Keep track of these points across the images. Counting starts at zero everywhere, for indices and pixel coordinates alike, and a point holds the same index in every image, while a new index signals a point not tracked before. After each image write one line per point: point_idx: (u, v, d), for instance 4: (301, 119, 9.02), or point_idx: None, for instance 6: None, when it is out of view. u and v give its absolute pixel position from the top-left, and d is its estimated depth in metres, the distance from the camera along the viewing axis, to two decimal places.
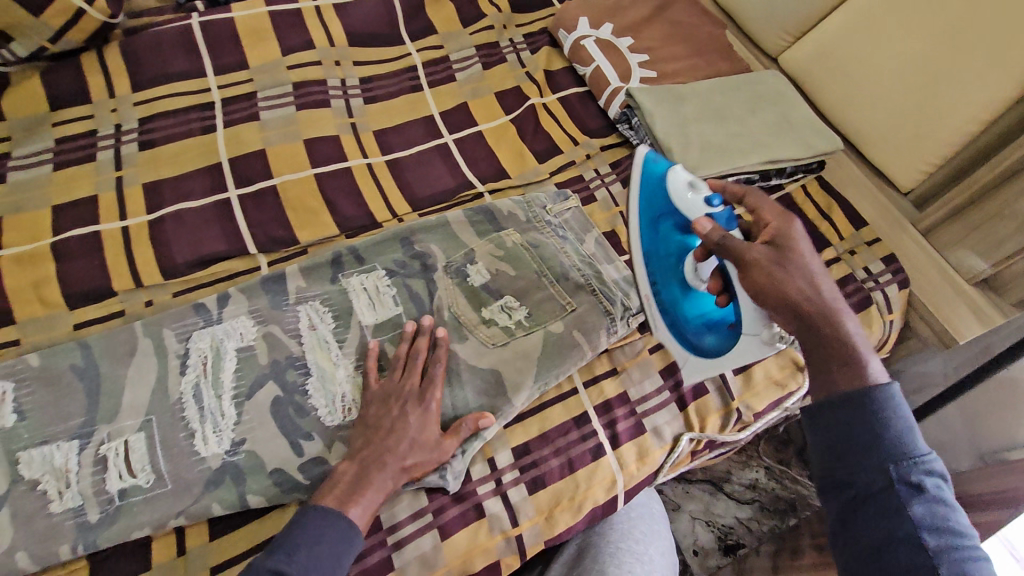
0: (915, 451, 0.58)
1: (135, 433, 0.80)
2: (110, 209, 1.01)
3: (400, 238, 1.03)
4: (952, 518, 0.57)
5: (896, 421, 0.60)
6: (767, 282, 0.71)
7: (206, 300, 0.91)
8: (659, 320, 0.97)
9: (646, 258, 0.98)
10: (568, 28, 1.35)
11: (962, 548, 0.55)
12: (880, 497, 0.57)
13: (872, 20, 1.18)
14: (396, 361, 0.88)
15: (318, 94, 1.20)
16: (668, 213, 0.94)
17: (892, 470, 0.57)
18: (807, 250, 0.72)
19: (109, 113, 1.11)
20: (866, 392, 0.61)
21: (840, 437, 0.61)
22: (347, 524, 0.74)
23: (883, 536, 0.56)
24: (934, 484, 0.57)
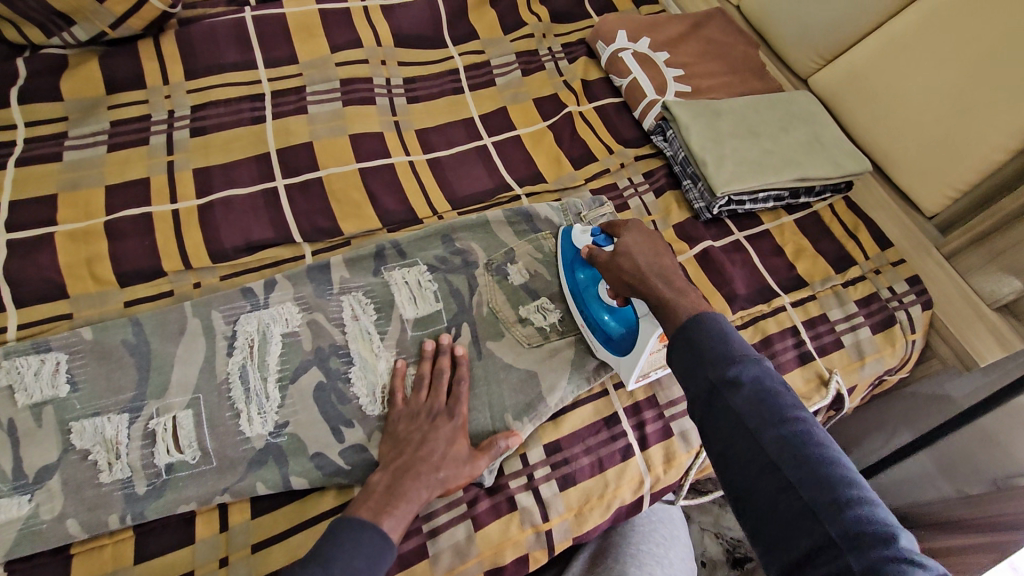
0: (730, 352, 0.63)
1: (183, 410, 0.82)
2: (161, 192, 1.04)
3: (441, 234, 1.05)
4: (781, 400, 0.60)
5: (709, 335, 0.65)
6: (612, 273, 0.86)
7: (254, 285, 0.94)
8: (594, 339, 0.95)
9: (571, 294, 0.99)
10: (606, 40, 1.39)
11: (791, 424, 0.58)
12: (710, 401, 0.62)
13: (901, 48, 1.22)
14: (420, 381, 0.88)
15: (365, 92, 1.23)
16: (574, 253, 0.99)
17: (713, 376, 0.62)
18: (632, 239, 0.85)
19: (163, 99, 1.14)
20: (687, 323, 0.68)
21: (680, 361, 0.67)
22: (381, 535, 0.70)
23: (724, 433, 0.60)
24: (755, 374, 0.61)
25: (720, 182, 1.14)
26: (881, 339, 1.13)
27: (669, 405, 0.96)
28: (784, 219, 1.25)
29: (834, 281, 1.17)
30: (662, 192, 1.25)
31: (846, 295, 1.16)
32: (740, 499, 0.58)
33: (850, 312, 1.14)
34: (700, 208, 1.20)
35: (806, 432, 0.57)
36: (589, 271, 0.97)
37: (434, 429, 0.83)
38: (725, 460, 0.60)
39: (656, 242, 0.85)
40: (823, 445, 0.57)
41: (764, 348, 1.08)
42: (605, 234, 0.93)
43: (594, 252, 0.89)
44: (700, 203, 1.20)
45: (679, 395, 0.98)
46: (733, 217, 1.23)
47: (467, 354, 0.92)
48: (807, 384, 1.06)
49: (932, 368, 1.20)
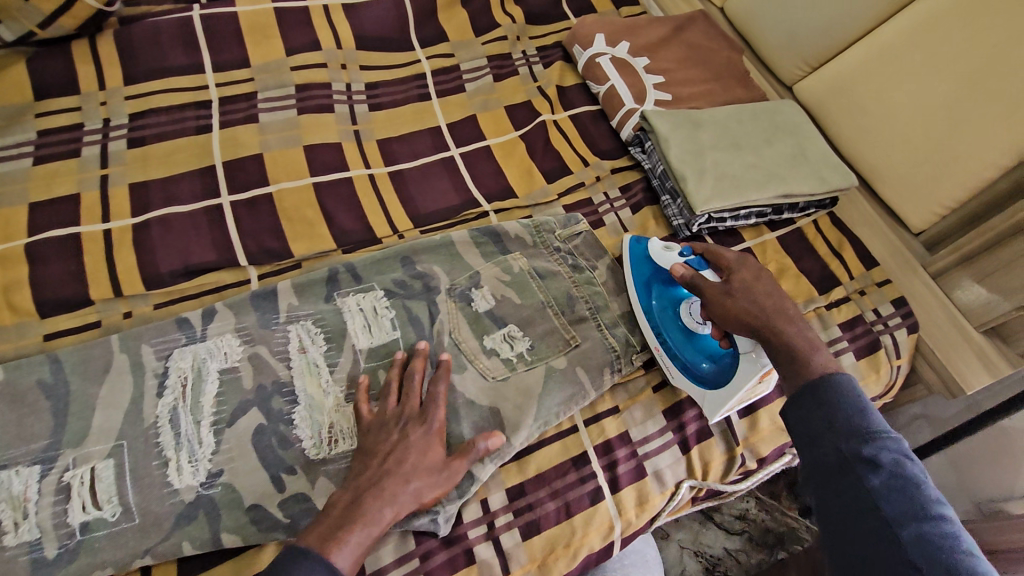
0: (869, 429, 0.62)
1: (103, 460, 0.74)
2: (91, 210, 0.96)
3: (401, 257, 0.98)
4: (922, 491, 0.58)
5: (845, 405, 0.65)
6: (728, 311, 0.84)
7: (190, 315, 0.86)
8: (671, 366, 0.93)
9: (643, 314, 0.97)
10: (583, 44, 1.31)
11: (932, 519, 0.56)
12: (841, 472, 0.61)
13: (892, 57, 1.16)
14: (389, 388, 0.82)
15: (322, 98, 1.15)
16: (652, 271, 0.98)
17: (848, 448, 0.62)
18: (749, 276, 0.86)
19: (97, 106, 1.05)
20: (820, 384, 0.68)
21: (808, 426, 0.66)
22: (326, 567, 0.63)
23: (852, 508, 0.59)
24: (897, 458, 0.60)
25: (699, 200, 1.08)
26: (865, 365, 1.08)
27: (643, 442, 0.90)
28: (766, 236, 1.19)
29: (818, 303, 1.11)
30: (639, 208, 1.18)
31: (830, 318, 1.10)
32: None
33: (834, 337, 1.08)
34: (678, 225, 1.14)
35: (949, 530, 0.55)
36: (665, 293, 0.96)
37: (403, 439, 0.76)
38: (848, 538, 0.58)
39: (771, 279, 0.86)
40: (965, 545, 0.54)
41: None
42: (699, 258, 0.94)
43: (694, 278, 0.88)
44: (679, 220, 1.14)
45: (653, 431, 0.91)
46: (714, 234, 1.17)
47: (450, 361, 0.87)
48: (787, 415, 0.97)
49: (917, 394, 1.16)
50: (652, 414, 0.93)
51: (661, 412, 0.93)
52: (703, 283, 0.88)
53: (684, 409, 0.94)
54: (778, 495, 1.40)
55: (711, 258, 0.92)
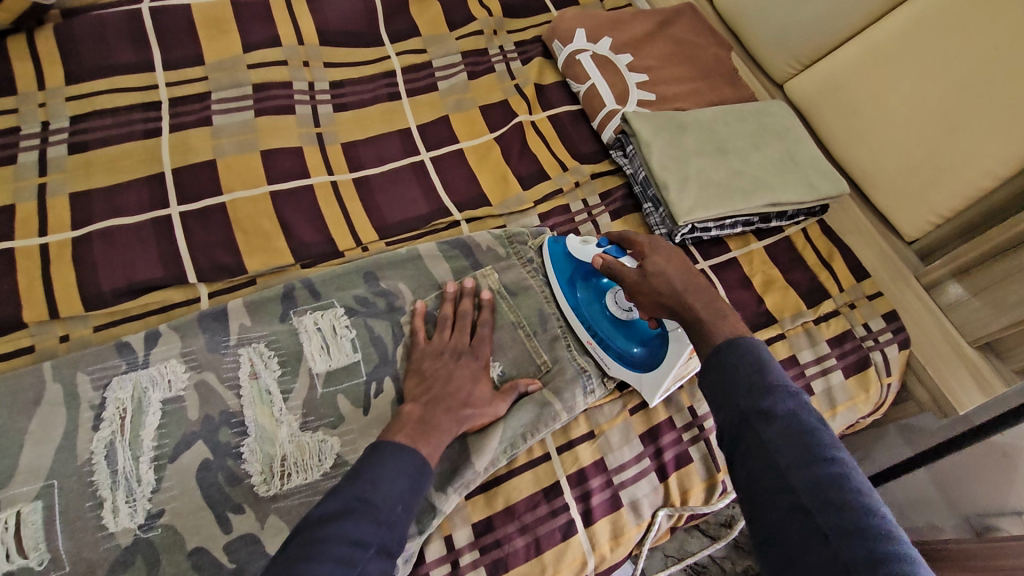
0: (765, 380, 0.56)
1: (31, 502, 0.68)
2: (28, 223, 0.89)
3: (363, 271, 0.92)
4: (816, 437, 0.52)
5: (743, 358, 0.58)
6: (645, 296, 0.77)
7: (131, 339, 0.80)
8: (606, 356, 0.90)
9: (569, 309, 0.94)
10: (563, 40, 1.24)
11: (826, 466, 0.50)
12: (738, 432, 0.54)
13: (887, 56, 1.10)
14: (444, 321, 0.87)
15: (281, 99, 1.08)
16: (573, 267, 0.95)
17: (744, 404, 0.55)
18: (661, 259, 0.78)
19: (36, 108, 0.98)
20: (725, 343, 0.61)
21: (710, 386, 0.59)
22: (422, 461, 0.68)
23: (749, 466, 0.52)
24: (791, 407, 0.53)
25: (682, 210, 1.03)
26: (854, 384, 1.03)
27: (618, 470, 0.86)
28: (752, 246, 1.14)
29: (805, 317, 1.06)
30: (620, 215, 1.12)
31: (817, 333, 1.06)
32: (762, 544, 0.50)
33: (821, 353, 1.04)
34: (661, 235, 1.09)
35: (843, 474, 0.49)
36: (589, 287, 0.94)
37: (460, 366, 0.82)
38: (750, 498, 0.52)
39: (686, 258, 0.78)
40: (861, 489, 0.48)
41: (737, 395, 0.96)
42: (616, 245, 0.88)
43: (610, 265, 0.82)
44: (662, 229, 1.08)
45: (629, 458, 0.87)
46: (698, 244, 1.12)
47: (493, 301, 0.92)
48: None
49: (908, 410, 1.12)
50: (629, 439, 0.88)
51: (638, 437, 0.89)
52: (619, 268, 0.81)
53: (662, 434, 0.89)
54: None
55: (628, 241, 0.86)
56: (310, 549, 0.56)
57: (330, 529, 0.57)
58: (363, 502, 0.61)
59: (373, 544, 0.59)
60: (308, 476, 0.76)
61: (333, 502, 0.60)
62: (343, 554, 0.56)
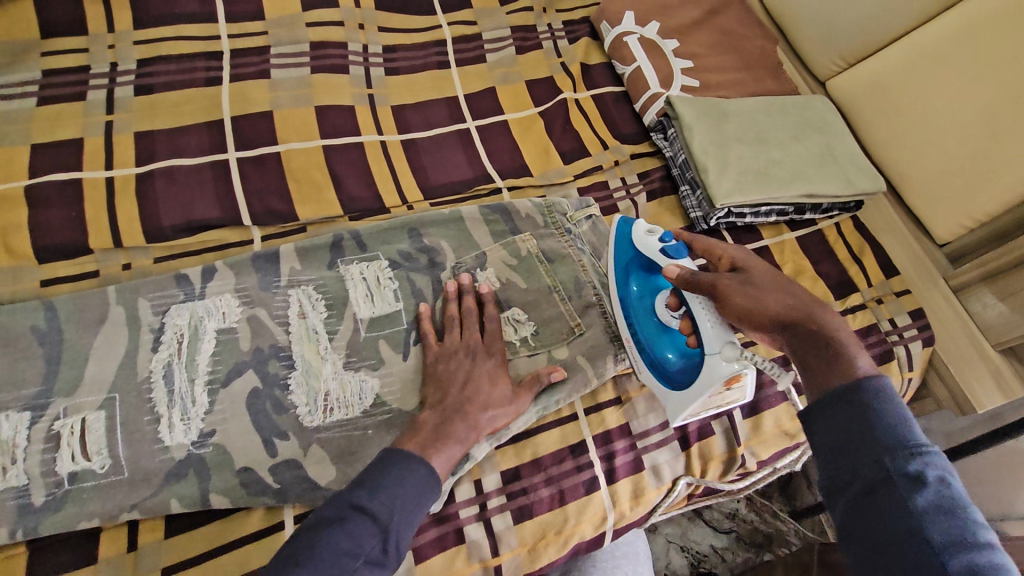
0: (912, 442, 0.53)
1: (95, 411, 0.73)
2: (95, 156, 0.93)
3: (408, 228, 0.95)
4: (966, 513, 0.50)
5: (882, 412, 0.55)
6: (749, 304, 0.69)
7: (190, 272, 0.83)
8: (639, 359, 0.87)
9: (620, 301, 0.90)
10: (612, 22, 1.26)
11: (980, 549, 0.48)
12: (880, 489, 0.52)
13: (935, 58, 1.11)
14: (451, 322, 0.86)
15: (336, 58, 1.11)
16: (631, 256, 0.89)
17: (890, 463, 0.52)
18: (766, 272, 0.73)
19: (105, 49, 1.01)
20: (856, 382, 0.58)
21: (837, 434, 0.56)
22: (426, 470, 0.70)
23: (888, 530, 0.50)
24: (942, 478, 0.51)
25: (721, 194, 1.05)
26: None
27: (642, 435, 0.89)
28: (785, 235, 1.16)
29: (832, 309, 1.09)
30: (656, 196, 1.15)
31: None
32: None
33: None
34: (696, 218, 1.11)
35: (996, 559, 0.47)
36: (644, 282, 0.88)
37: (477, 367, 0.82)
38: (879, 563, 0.49)
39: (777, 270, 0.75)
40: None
41: None
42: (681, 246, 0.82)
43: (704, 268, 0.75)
44: (697, 212, 1.11)
45: (653, 425, 0.90)
46: (731, 229, 1.14)
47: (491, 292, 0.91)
48: (791, 420, 0.95)
49: (925, 407, 1.14)
50: (653, 407, 0.91)
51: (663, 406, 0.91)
52: (708, 275, 0.73)
53: None
54: (770, 497, 1.34)
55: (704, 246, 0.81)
56: (303, 555, 0.60)
57: (323, 537, 0.61)
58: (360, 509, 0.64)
59: (364, 555, 0.62)
60: (349, 412, 0.80)
61: (328, 509, 0.64)
62: (336, 561, 0.60)
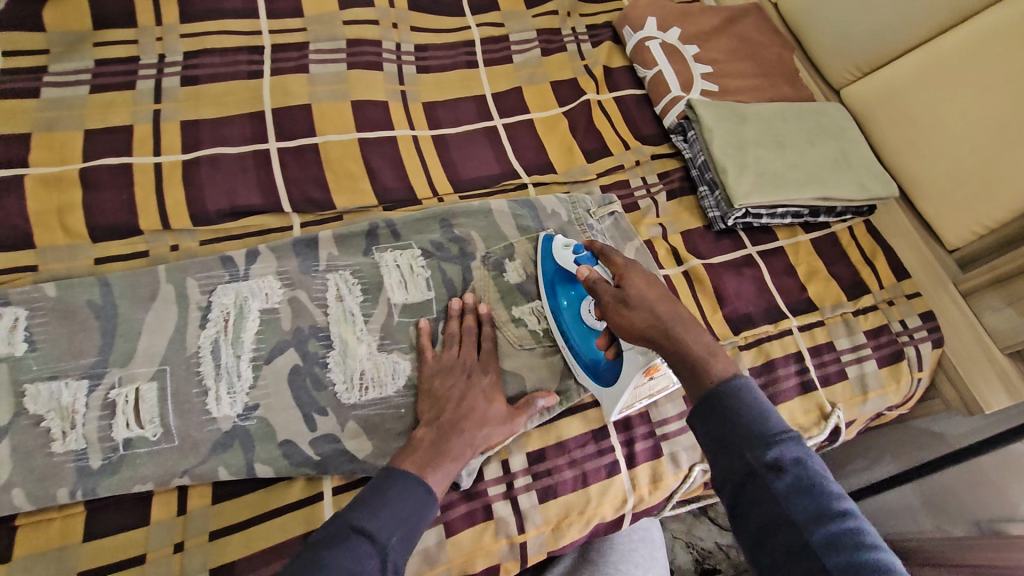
0: (768, 430, 0.56)
1: (147, 382, 0.77)
2: (144, 143, 0.97)
3: (440, 219, 0.99)
4: (826, 490, 0.52)
5: (741, 408, 0.58)
6: (621, 318, 0.75)
7: (234, 254, 0.87)
8: (575, 365, 0.91)
9: (552, 316, 0.94)
10: (634, 27, 1.30)
11: (839, 521, 0.50)
12: (748, 484, 0.54)
13: (949, 69, 1.14)
14: (449, 338, 0.88)
15: (371, 55, 1.15)
16: (553, 270, 0.94)
17: (751, 457, 0.54)
18: (642, 283, 0.76)
19: (154, 42, 1.05)
20: (719, 384, 0.61)
21: (710, 434, 0.58)
22: (425, 491, 0.69)
23: (763, 523, 0.52)
24: (797, 461, 0.53)
25: (740, 194, 1.09)
26: (886, 374, 1.09)
27: (661, 422, 0.93)
28: (800, 237, 1.20)
29: (845, 309, 1.12)
30: (675, 196, 1.19)
31: (856, 324, 1.12)
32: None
33: (858, 343, 1.10)
34: (714, 218, 1.15)
35: (856, 529, 0.49)
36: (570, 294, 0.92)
37: (473, 385, 0.83)
38: (760, 552, 0.52)
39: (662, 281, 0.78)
40: (875, 543, 0.49)
41: (767, 373, 1.05)
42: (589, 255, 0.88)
43: (596, 281, 0.80)
44: (715, 212, 1.15)
45: (672, 414, 0.94)
46: (748, 230, 1.18)
47: (491, 313, 0.93)
48: (805, 415, 1.03)
49: (933, 408, 1.17)
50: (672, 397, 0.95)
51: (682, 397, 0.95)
52: (597, 287, 0.79)
53: None
54: None
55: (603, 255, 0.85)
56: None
57: (330, 554, 0.58)
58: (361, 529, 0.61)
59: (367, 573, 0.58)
60: (384, 391, 0.84)
61: (328, 530, 0.61)
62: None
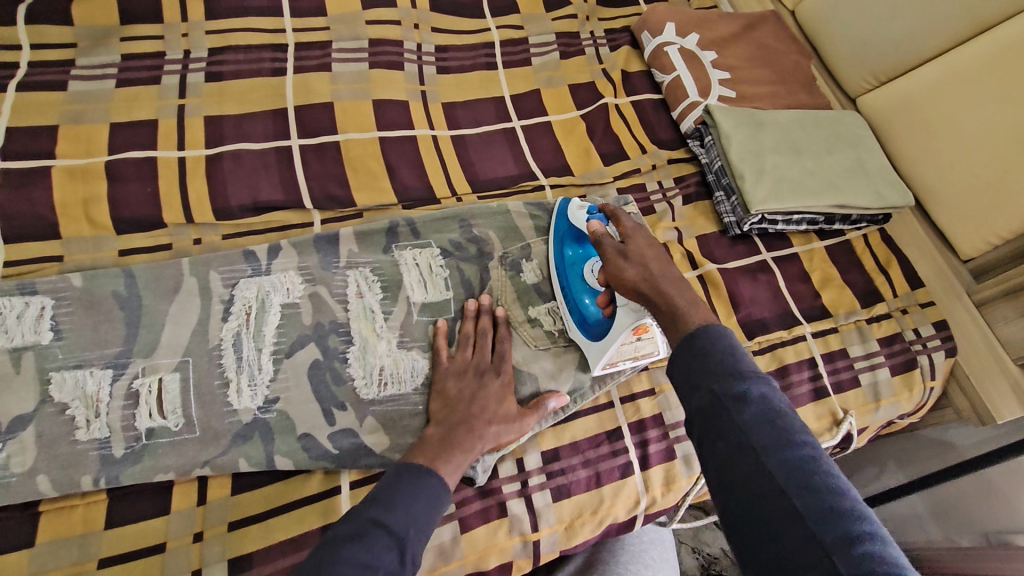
0: (739, 366, 0.55)
1: (170, 373, 0.78)
2: (169, 136, 0.98)
3: (459, 219, 0.99)
4: (789, 421, 0.51)
5: (713, 346, 0.57)
6: (617, 273, 0.76)
7: (257, 248, 0.88)
8: (568, 317, 0.94)
9: (556, 268, 0.96)
10: (653, 31, 1.31)
11: (800, 447, 0.49)
12: (713, 413, 0.53)
13: (967, 79, 1.14)
14: (464, 339, 0.88)
15: (392, 55, 1.16)
16: (566, 228, 0.96)
17: (718, 388, 0.54)
18: (647, 246, 0.76)
19: (179, 37, 1.07)
20: (695, 328, 0.60)
21: (681, 372, 0.58)
22: (439, 487, 0.68)
23: (724, 451, 0.51)
24: (764, 393, 0.53)
25: (756, 200, 1.09)
26: (899, 383, 1.09)
27: (675, 426, 0.93)
28: (814, 244, 1.20)
29: (858, 316, 1.13)
30: (691, 200, 1.20)
31: (869, 331, 1.12)
32: (731, 528, 0.49)
33: (871, 350, 1.10)
34: (730, 222, 1.16)
35: (815, 457, 0.49)
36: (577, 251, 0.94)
37: (483, 386, 0.83)
38: (718, 480, 0.51)
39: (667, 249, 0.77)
40: (832, 471, 0.48)
41: (780, 378, 1.05)
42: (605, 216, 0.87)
43: (602, 237, 0.80)
44: (731, 218, 1.15)
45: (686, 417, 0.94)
46: (763, 236, 1.18)
47: (507, 316, 0.93)
48: (818, 421, 1.02)
49: (945, 418, 1.17)
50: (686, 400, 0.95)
51: None
52: (602, 243, 0.79)
53: None
54: None
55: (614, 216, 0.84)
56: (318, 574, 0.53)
57: (344, 549, 0.56)
58: (379, 524, 0.60)
59: (382, 568, 0.56)
60: (402, 387, 0.85)
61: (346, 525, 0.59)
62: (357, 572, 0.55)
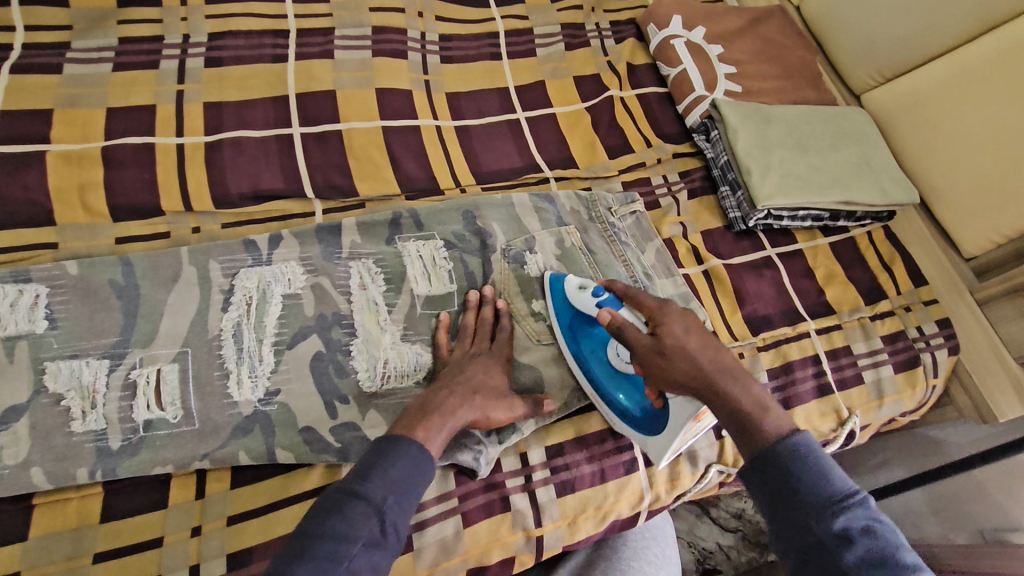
0: (832, 492, 0.54)
1: (169, 363, 0.76)
2: (167, 122, 0.96)
3: (463, 210, 0.98)
4: (900, 558, 0.49)
5: (801, 469, 0.57)
6: (659, 368, 0.73)
7: (257, 238, 0.86)
8: (610, 412, 0.87)
9: (576, 363, 0.89)
10: (659, 24, 1.29)
11: None
12: (815, 548, 0.52)
13: (971, 77, 1.14)
14: (465, 330, 0.87)
15: (396, 43, 1.14)
16: (572, 314, 0.89)
17: (816, 521, 0.53)
18: (679, 329, 0.74)
19: (178, 21, 1.04)
20: (774, 444, 0.60)
21: (767, 498, 0.57)
22: (419, 450, 0.65)
23: None
24: (867, 526, 0.51)
25: (762, 195, 1.08)
26: (902, 380, 1.09)
27: None
28: (818, 240, 1.19)
29: (862, 313, 1.12)
30: (696, 194, 1.19)
31: (873, 328, 1.11)
32: None
33: (875, 348, 1.10)
34: (735, 218, 1.15)
35: None
36: (593, 338, 0.88)
37: (475, 365, 0.82)
38: None
39: (697, 325, 0.76)
40: None
41: (784, 374, 1.04)
42: (614, 296, 0.85)
43: (620, 324, 0.78)
44: (736, 213, 1.14)
45: None
46: (767, 231, 1.18)
47: (510, 309, 0.92)
48: (821, 417, 1.02)
49: (945, 415, 1.17)
50: None
51: None
52: (629, 333, 0.77)
53: None
54: None
55: (631, 300, 0.83)
56: (304, 548, 0.55)
57: (324, 524, 0.57)
58: (356, 496, 0.59)
59: (362, 539, 0.57)
60: (405, 380, 0.83)
61: (323, 499, 0.59)
62: (332, 551, 0.55)
